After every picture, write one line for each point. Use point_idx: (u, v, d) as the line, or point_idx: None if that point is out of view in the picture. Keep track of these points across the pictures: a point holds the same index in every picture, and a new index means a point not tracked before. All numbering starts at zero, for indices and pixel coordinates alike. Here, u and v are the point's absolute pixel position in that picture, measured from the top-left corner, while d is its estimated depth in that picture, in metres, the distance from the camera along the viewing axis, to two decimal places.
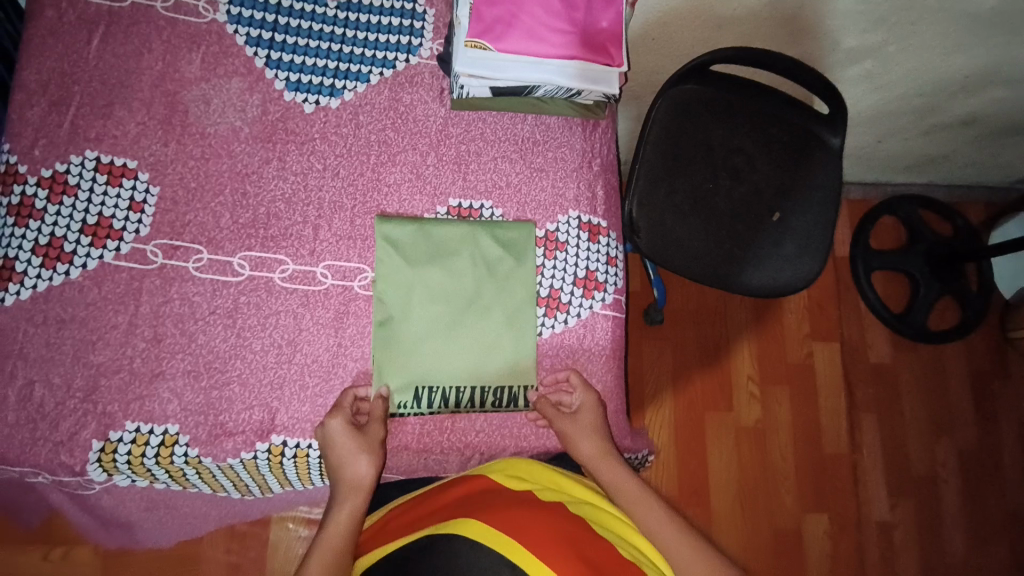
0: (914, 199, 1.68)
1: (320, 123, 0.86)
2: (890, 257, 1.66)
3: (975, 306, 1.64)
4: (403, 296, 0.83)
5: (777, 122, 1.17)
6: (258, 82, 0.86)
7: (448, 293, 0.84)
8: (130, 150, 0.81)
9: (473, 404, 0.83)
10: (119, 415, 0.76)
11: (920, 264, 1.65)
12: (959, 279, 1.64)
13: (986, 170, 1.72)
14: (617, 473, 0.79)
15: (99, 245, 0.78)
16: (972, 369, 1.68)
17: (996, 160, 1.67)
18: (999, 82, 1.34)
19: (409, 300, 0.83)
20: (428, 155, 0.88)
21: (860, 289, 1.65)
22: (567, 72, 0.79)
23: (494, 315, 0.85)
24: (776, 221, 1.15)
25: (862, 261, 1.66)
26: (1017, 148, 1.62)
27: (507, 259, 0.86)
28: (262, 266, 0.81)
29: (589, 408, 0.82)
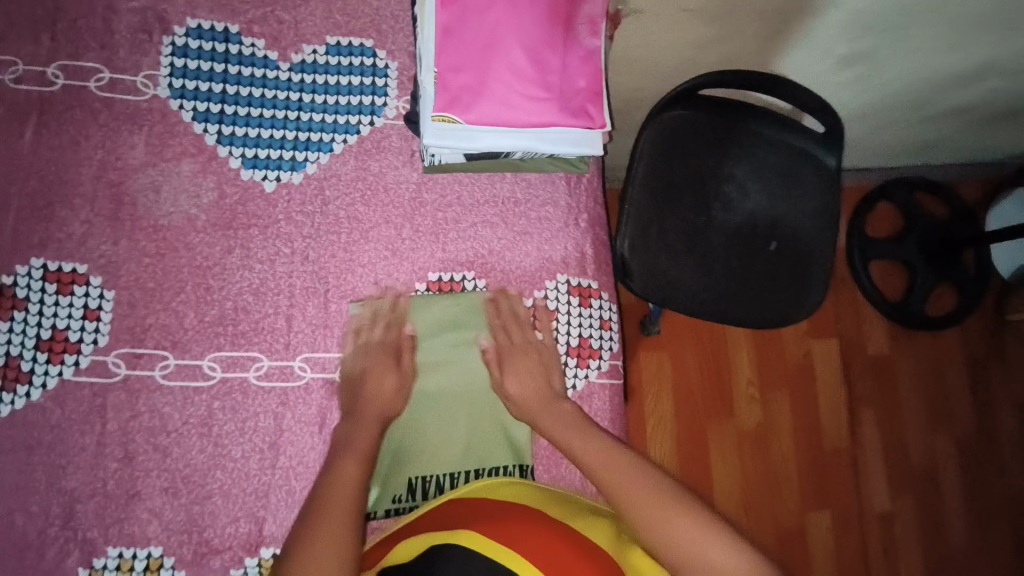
0: (908, 183, 1.64)
1: (283, 201, 0.80)
2: (885, 246, 1.62)
3: (972, 290, 1.62)
4: None
5: (769, 144, 1.11)
6: (210, 162, 0.79)
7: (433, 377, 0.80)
8: (79, 253, 0.74)
9: None
10: (100, 542, 0.71)
11: (916, 251, 1.62)
12: (956, 265, 1.61)
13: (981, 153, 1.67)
14: (597, 449, 0.69)
15: (57, 360, 0.73)
16: (972, 358, 1.67)
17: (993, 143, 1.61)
18: (996, 72, 1.28)
19: None
20: (403, 228, 0.82)
21: (857, 279, 1.62)
22: (545, 138, 0.73)
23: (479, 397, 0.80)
24: (773, 250, 1.10)
25: (858, 252, 1.62)
26: (1009, 131, 1.58)
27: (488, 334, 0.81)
28: (234, 366, 0.76)
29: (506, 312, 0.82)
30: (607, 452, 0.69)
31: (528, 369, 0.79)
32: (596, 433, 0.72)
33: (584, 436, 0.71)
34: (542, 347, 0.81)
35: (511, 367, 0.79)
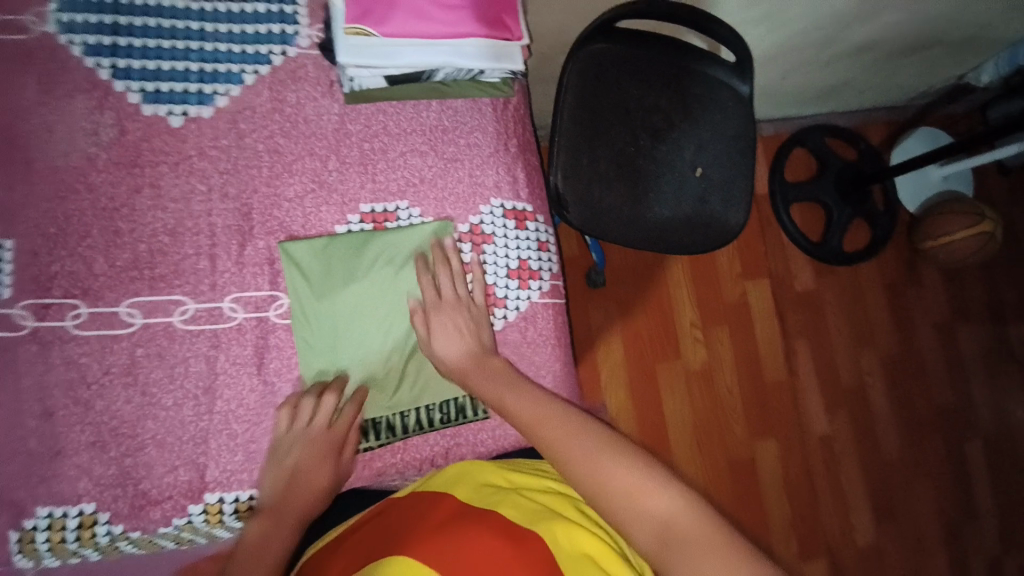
0: (819, 128, 1.76)
1: (193, 137, 0.76)
2: (805, 187, 1.73)
3: (885, 224, 1.74)
4: (327, 329, 0.77)
5: (687, 74, 1.15)
6: (108, 97, 0.73)
7: (379, 316, 0.79)
8: None
9: (421, 429, 0.80)
10: (24, 504, 0.67)
11: (832, 191, 1.73)
12: (867, 201, 1.74)
13: (884, 91, 1.79)
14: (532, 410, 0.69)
15: None
16: (887, 281, 1.81)
17: (893, 80, 1.73)
18: (889, 8, 1.37)
19: (336, 331, 0.77)
20: (329, 160, 0.80)
21: (781, 221, 1.72)
22: (466, 53, 0.73)
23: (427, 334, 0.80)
24: (699, 175, 1.15)
25: (780, 194, 1.72)
26: (908, 69, 1.70)
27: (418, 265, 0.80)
28: (157, 311, 0.72)
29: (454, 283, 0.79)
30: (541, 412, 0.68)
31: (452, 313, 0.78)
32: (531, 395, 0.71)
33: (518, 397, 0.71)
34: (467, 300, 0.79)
35: (441, 330, 0.76)
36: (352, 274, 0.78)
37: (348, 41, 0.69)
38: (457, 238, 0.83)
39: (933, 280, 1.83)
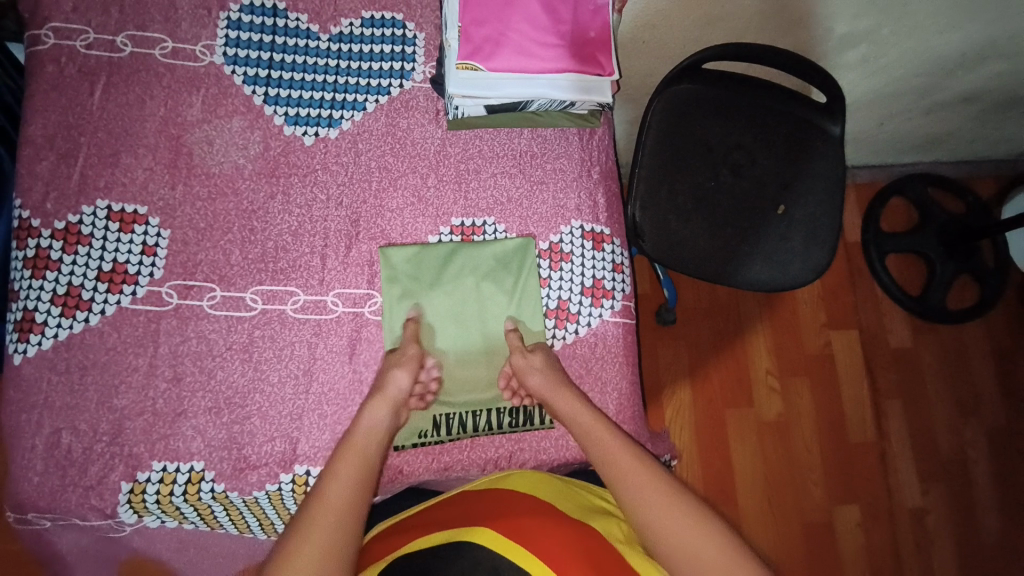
0: (921, 177, 1.67)
1: (320, 153, 0.88)
2: (902, 238, 1.64)
3: (993, 283, 1.62)
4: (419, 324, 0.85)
5: (773, 115, 1.17)
6: (258, 119, 0.87)
7: (463, 314, 0.87)
8: (139, 195, 0.83)
9: (490, 430, 0.85)
10: (145, 456, 0.77)
11: (934, 244, 1.63)
12: (974, 256, 1.61)
13: (993, 141, 1.69)
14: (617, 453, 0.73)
15: (116, 290, 0.80)
16: (994, 344, 1.65)
17: (1003, 131, 1.64)
18: (997, 55, 1.32)
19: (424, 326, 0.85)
20: (428, 177, 0.90)
21: (874, 271, 1.64)
22: (559, 86, 0.80)
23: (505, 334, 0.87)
24: (781, 213, 1.14)
25: (874, 244, 1.65)
26: (1022, 120, 1.59)
27: (506, 276, 0.88)
28: (274, 298, 0.83)
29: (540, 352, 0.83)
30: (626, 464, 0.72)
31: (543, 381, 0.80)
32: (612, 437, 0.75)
33: (608, 441, 0.74)
34: (542, 346, 0.85)
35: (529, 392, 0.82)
36: (444, 276, 0.86)
37: (456, 75, 0.79)
38: (538, 254, 0.89)
39: None
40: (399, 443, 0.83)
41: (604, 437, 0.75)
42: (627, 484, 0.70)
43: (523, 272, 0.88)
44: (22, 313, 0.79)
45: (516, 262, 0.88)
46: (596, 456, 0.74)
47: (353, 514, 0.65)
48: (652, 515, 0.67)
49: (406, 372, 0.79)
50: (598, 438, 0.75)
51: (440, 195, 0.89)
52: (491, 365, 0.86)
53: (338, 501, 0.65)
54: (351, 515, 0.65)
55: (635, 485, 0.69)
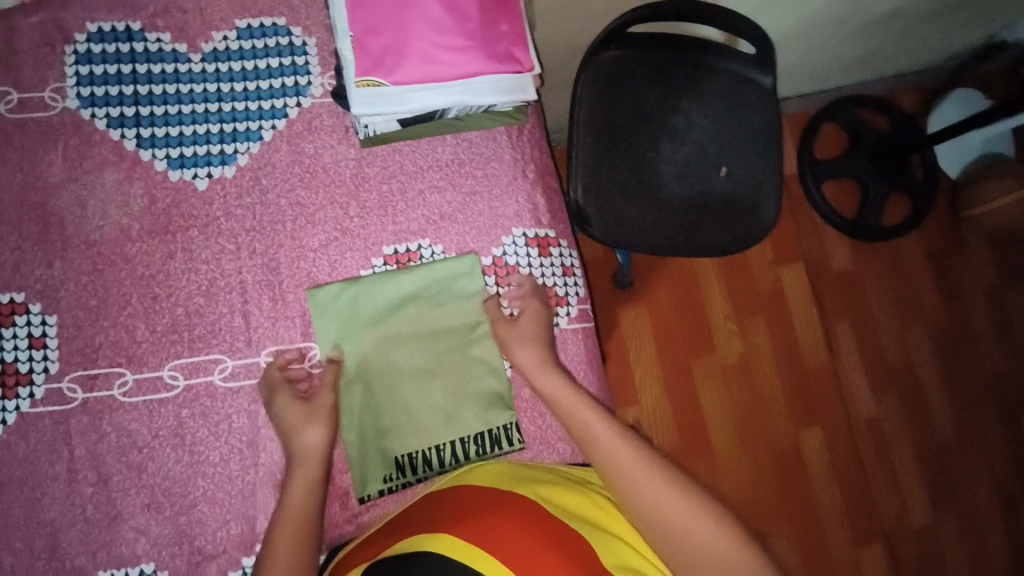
0: (848, 100, 1.69)
1: (219, 197, 0.77)
2: (836, 164, 1.66)
3: (924, 193, 1.66)
4: (376, 364, 0.79)
5: (708, 74, 1.11)
6: (135, 168, 0.75)
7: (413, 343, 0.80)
8: (12, 281, 0.71)
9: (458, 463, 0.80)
10: (87, 569, 0.70)
11: (866, 165, 1.65)
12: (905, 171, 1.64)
13: (913, 58, 1.70)
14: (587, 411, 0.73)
15: (10, 395, 0.70)
16: (933, 259, 1.72)
17: (922, 47, 1.65)
18: None
19: (381, 365, 0.79)
20: (349, 206, 0.81)
21: (814, 202, 1.65)
22: (474, 89, 0.72)
23: (472, 358, 0.82)
24: (724, 175, 1.11)
25: (811, 174, 1.66)
26: (941, 33, 1.60)
27: (456, 297, 0.82)
28: (198, 371, 0.74)
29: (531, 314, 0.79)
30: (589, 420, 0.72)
31: (522, 335, 0.78)
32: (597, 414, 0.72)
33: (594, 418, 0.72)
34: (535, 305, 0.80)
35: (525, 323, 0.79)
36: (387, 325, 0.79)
37: (359, 104, 0.70)
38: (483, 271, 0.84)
39: (981, 253, 1.73)
40: (364, 493, 0.77)
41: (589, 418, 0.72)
42: (623, 465, 0.67)
43: (474, 290, 0.83)
44: None
45: (466, 283, 0.82)
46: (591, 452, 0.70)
47: None
48: (646, 496, 0.64)
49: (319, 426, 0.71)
50: (582, 419, 0.72)
51: (364, 223, 0.81)
52: (461, 398, 0.81)
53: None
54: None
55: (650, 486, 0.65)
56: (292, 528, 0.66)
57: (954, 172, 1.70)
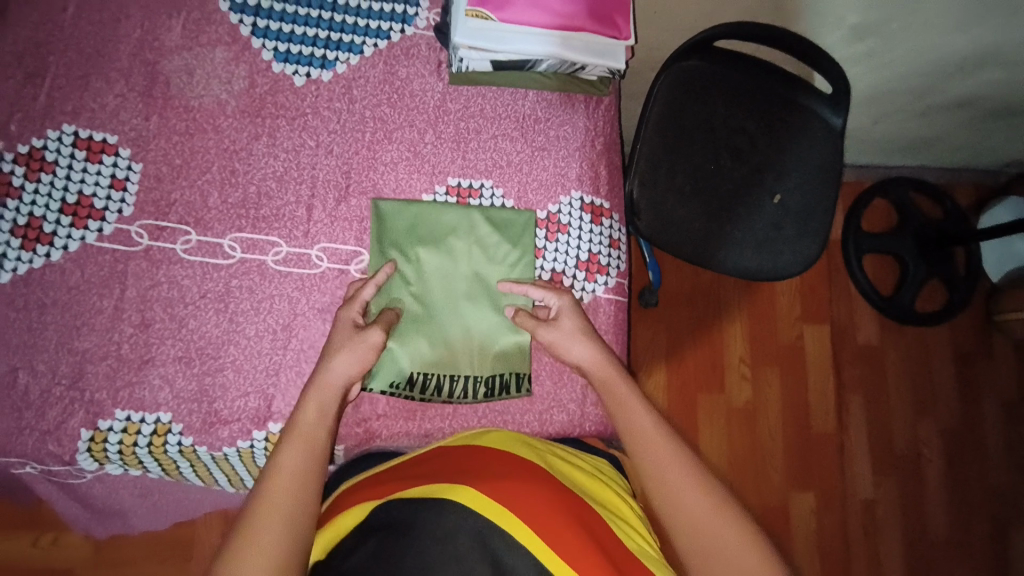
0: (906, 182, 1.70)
1: (311, 96, 0.82)
2: (881, 239, 1.66)
3: (964, 289, 1.65)
4: (412, 279, 0.81)
5: (781, 103, 1.15)
6: (244, 52, 0.81)
7: (450, 274, 0.82)
8: (109, 123, 0.77)
9: (463, 398, 0.81)
10: (108, 404, 0.73)
11: (910, 246, 1.65)
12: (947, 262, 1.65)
13: (981, 149, 1.70)
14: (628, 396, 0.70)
15: (81, 225, 0.75)
16: (960, 352, 1.70)
17: (989, 142, 1.67)
18: (997, 64, 1.31)
19: (417, 283, 0.81)
20: (426, 133, 0.85)
21: (852, 271, 1.65)
22: (569, 46, 0.77)
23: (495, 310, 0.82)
24: (777, 202, 1.14)
25: (853, 244, 1.66)
26: (1010, 130, 1.62)
27: (503, 243, 0.83)
28: (254, 248, 0.78)
29: (567, 311, 0.77)
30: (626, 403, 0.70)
31: (564, 335, 0.76)
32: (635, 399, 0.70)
33: (614, 384, 0.71)
34: (563, 303, 0.78)
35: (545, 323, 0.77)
36: (431, 264, 0.81)
37: (467, 18, 0.74)
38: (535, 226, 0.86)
39: (1008, 356, 1.70)
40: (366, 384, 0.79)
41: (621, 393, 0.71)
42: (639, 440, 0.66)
43: (518, 243, 0.84)
44: None
45: (511, 235, 0.84)
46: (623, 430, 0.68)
47: (304, 507, 0.58)
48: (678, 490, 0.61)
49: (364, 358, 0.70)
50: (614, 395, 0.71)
51: (438, 155, 0.85)
52: (475, 345, 0.82)
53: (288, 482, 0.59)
54: (300, 502, 0.58)
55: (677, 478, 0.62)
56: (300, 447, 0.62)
57: (995, 276, 1.68)
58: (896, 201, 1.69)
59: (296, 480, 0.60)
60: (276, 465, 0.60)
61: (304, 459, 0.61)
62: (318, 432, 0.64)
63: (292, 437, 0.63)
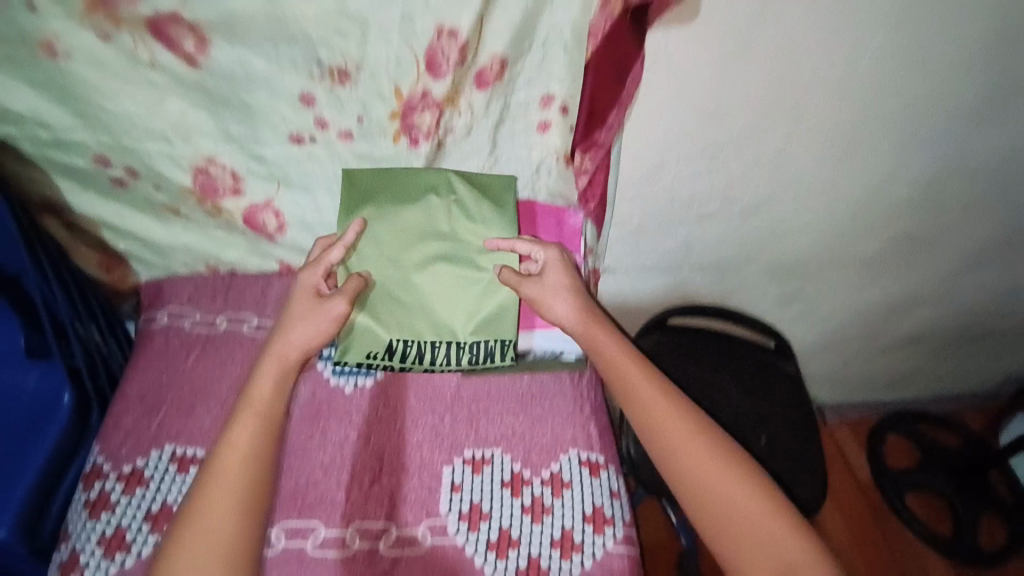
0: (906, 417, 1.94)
1: (357, 398, 1.05)
2: (912, 476, 1.86)
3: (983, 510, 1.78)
4: (386, 253, 0.99)
5: (740, 358, 1.38)
6: (310, 371, 1.08)
7: (438, 250, 1.01)
8: (199, 440, 0.98)
9: (448, 364, 1.03)
10: None
11: (945, 480, 1.84)
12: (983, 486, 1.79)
13: (950, 372, 1.91)
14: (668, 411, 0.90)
15: (157, 530, 0.89)
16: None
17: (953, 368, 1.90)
18: (924, 302, 1.60)
19: (391, 255, 1.00)
20: (444, 416, 1.04)
21: (904, 518, 1.81)
22: (549, 338, 1.10)
23: (486, 290, 1.02)
24: (765, 444, 1.27)
25: (892, 487, 1.85)
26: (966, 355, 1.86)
27: (492, 216, 1.00)
28: (297, 534, 0.90)
29: (551, 265, 0.99)
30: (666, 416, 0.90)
31: (549, 288, 0.97)
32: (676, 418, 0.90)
33: (651, 395, 0.92)
34: (551, 260, 0.99)
35: (528, 282, 0.98)
36: (403, 263, 1.00)
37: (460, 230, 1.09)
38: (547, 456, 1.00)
39: None
40: (342, 357, 1.00)
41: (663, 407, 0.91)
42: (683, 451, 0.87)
43: (504, 209, 1.01)
44: (69, 554, 0.88)
45: (493, 195, 1.01)
46: (661, 443, 0.88)
47: (232, 508, 0.77)
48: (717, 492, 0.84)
49: (331, 315, 0.91)
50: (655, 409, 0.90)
51: (454, 435, 1.02)
52: (455, 306, 1.02)
53: (225, 491, 0.78)
54: (230, 504, 0.77)
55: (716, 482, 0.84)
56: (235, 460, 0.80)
57: None
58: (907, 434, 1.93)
59: (230, 489, 0.78)
60: (216, 473, 0.79)
61: (235, 468, 0.80)
62: (247, 450, 0.81)
63: (226, 449, 0.81)
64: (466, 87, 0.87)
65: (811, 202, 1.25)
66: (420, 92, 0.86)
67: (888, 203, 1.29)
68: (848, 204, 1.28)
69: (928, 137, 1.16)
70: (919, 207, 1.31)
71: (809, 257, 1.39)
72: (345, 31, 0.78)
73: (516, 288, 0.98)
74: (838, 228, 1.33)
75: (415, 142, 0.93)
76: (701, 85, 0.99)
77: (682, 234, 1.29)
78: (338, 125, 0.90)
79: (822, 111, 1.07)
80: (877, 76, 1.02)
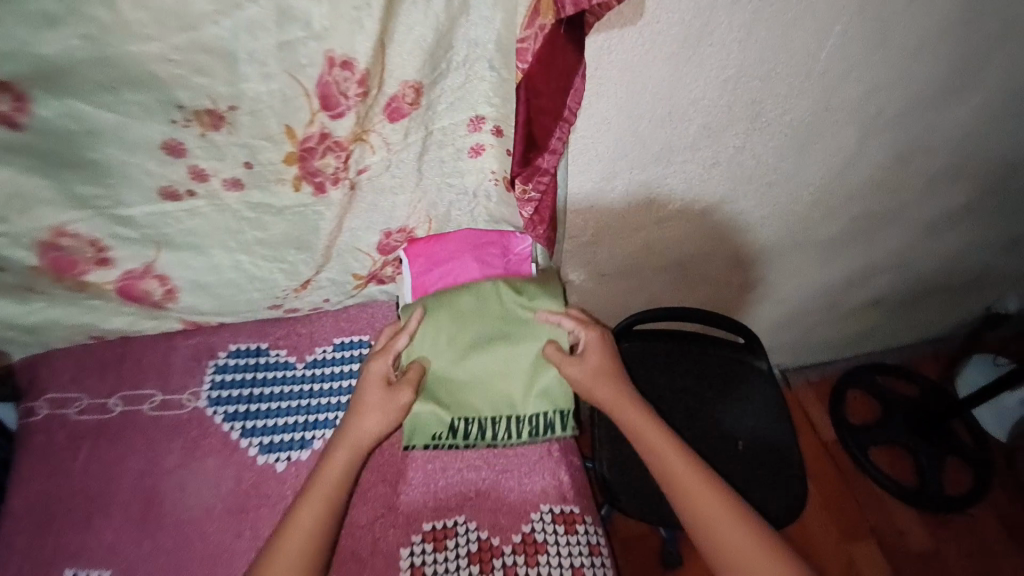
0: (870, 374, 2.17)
1: (291, 479, 0.93)
2: (873, 431, 2.09)
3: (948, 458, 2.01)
4: (441, 341, 0.94)
5: (710, 359, 1.31)
6: (233, 453, 0.94)
7: (493, 336, 0.96)
8: (103, 559, 0.85)
9: (510, 437, 0.95)
10: None
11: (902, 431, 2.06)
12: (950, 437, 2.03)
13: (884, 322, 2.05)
14: (682, 461, 0.91)
15: None
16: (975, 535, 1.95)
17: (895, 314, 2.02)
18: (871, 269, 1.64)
19: (449, 343, 0.95)
20: (397, 483, 0.93)
21: (863, 466, 2.03)
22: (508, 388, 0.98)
23: (533, 364, 0.95)
24: (743, 449, 1.22)
25: (852, 440, 2.07)
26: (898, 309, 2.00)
27: (538, 294, 0.98)
28: None
29: (592, 343, 0.97)
30: (679, 466, 0.90)
31: (592, 364, 0.94)
32: (693, 466, 0.90)
33: (663, 447, 0.92)
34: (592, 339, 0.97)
35: (576, 360, 0.94)
36: (458, 344, 0.95)
37: (430, 294, 0.97)
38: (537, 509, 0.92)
39: None
40: (410, 443, 0.92)
41: (673, 454, 0.91)
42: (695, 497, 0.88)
43: (547, 287, 0.99)
44: None
45: (539, 279, 1.01)
46: (673, 488, 0.90)
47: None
48: (726, 540, 0.85)
49: (397, 404, 0.89)
50: (666, 456, 0.91)
51: (414, 504, 0.91)
52: (519, 383, 0.95)
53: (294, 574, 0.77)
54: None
55: (727, 529, 0.86)
56: (300, 546, 0.78)
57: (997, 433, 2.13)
58: (870, 390, 2.15)
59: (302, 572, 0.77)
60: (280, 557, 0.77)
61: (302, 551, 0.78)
62: (311, 538, 0.79)
63: (291, 532, 0.79)
64: (376, 121, 0.73)
65: (772, 196, 1.19)
66: (317, 133, 0.71)
67: (848, 184, 1.24)
68: (813, 193, 1.23)
69: (889, 125, 1.11)
70: (877, 186, 1.29)
71: (769, 243, 1.36)
72: (206, 69, 0.61)
73: (560, 369, 0.94)
74: (799, 214, 1.28)
75: (321, 190, 0.78)
76: (651, 91, 0.87)
77: (638, 237, 1.19)
78: (220, 176, 0.73)
79: (780, 104, 0.97)
80: (840, 64, 0.93)
